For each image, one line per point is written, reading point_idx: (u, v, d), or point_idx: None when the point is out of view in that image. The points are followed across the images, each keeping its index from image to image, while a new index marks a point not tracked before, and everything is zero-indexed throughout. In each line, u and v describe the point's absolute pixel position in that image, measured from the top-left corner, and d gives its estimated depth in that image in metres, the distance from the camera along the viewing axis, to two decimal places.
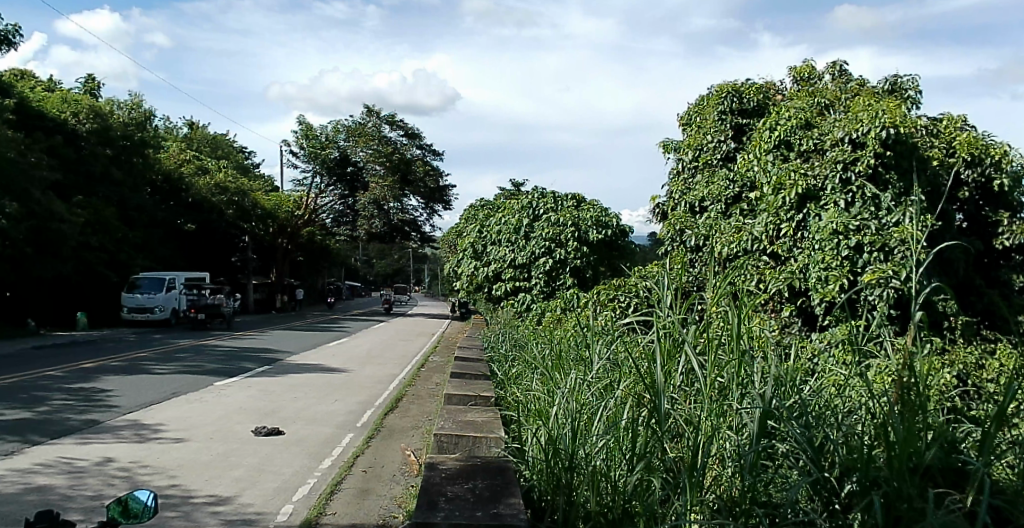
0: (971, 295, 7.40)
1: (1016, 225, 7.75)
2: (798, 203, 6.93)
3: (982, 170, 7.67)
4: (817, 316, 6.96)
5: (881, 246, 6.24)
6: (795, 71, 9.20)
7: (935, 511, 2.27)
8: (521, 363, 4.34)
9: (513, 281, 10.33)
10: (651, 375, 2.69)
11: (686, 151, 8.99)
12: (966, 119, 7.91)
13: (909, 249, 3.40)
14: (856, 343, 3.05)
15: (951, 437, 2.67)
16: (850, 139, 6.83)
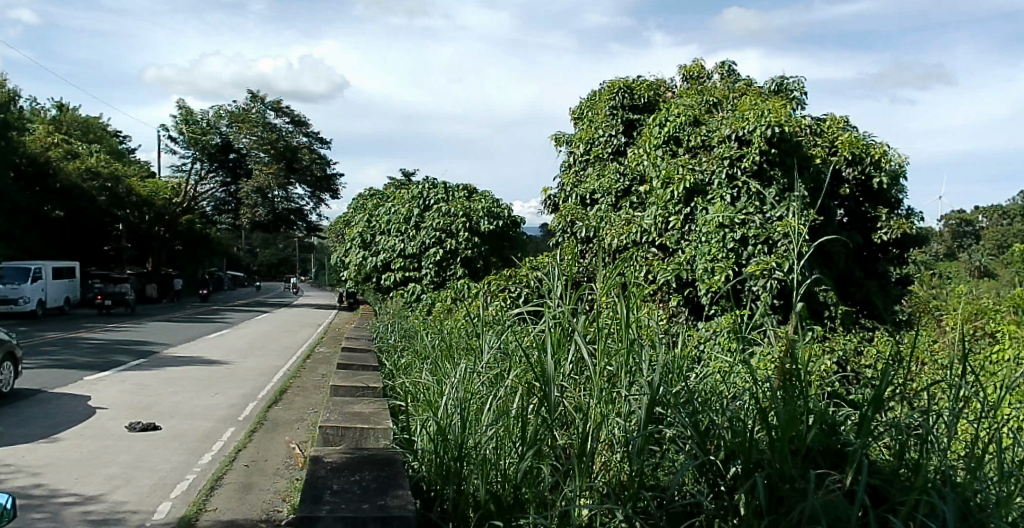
0: (851, 286, 7.77)
1: (893, 221, 8.12)
2: (686, 197, 7.12)
3: (863, 168, 8.06)
4: (703, 305, 7.17)
5: (765, 239, 6.56)
6: (686, 69, 9.44)
7: (815, 491, 2.37)
8: (410, 354, 4.32)
9: (402, 271, 10.34)
10: (540, 365, 2.71)
11: (578, 144, 9.13)
12: (847, 119, 8.30)
13: (792, 242, 3.52)
14: (741, 331, 3.15)
15: (831, 419, 2.78)
16: (736, 136, 7.11)
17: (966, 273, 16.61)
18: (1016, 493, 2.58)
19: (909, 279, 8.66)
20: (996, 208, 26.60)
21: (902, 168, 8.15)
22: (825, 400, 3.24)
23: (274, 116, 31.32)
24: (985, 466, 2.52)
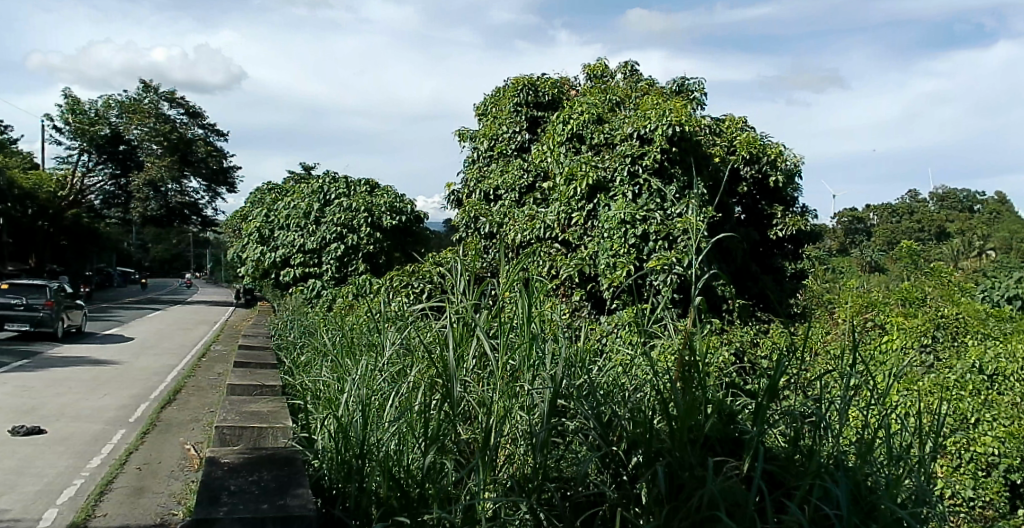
0: (748, 280, 8.07)
1: (788, 218, 8.51)
2: (588, 194, 7.27)
3: (760, 167, 8.34)
4: (605, 300, 7.31)
5: (665, 235, 6.72)
6: (590, 69, 9.60)
7: (713, 478, 2.44)
8: (310, 350, 4.25)
9: (302, 266, 10.23)
10: (443, 360, 2.72)
11: (482, 140, 9.14)
12: (745, 120, 8.59)
13: (690, 238, 3.62)
14: (641, 325, 3.22)
15: (728, 408, 2.87)
16: (639, 134, 7.26)
17: (853, 267, 17.48)
18: (903, 474, 2.72)
19: (803, 274, 9.09)
20: (883, 205, 28.06)
21: (797, 168, 8.50)
22: (724, 390, 3.34)
23: (167, 108, 30.56)
24: (873, 450, 2.66)
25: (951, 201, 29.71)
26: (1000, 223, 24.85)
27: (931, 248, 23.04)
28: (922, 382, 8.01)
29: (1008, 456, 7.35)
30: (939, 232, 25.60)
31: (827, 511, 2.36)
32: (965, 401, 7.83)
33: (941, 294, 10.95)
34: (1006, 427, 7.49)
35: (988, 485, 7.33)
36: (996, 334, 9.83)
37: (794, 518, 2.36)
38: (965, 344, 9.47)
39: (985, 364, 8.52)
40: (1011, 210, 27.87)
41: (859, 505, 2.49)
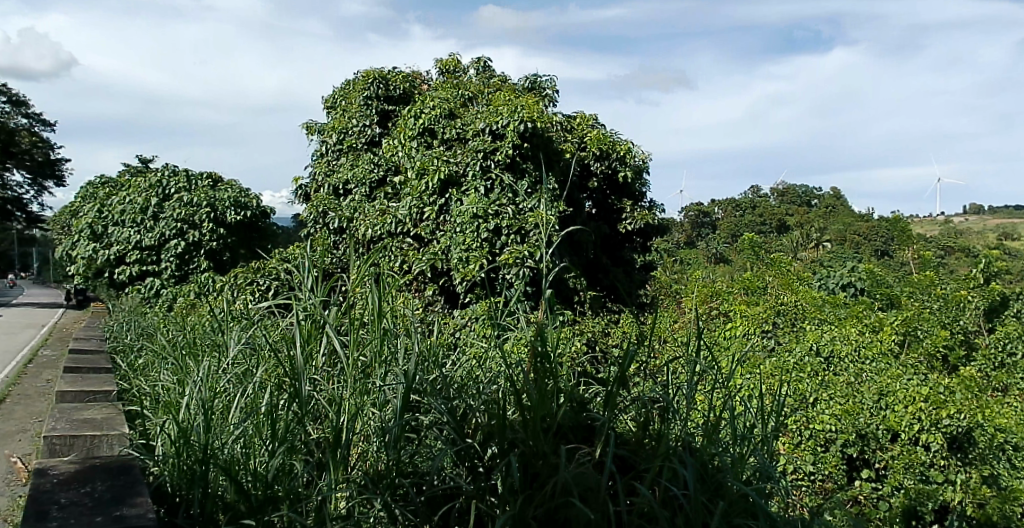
0: (599, 273, 8.37)
1: (637, 212, 8.89)
2: (440, 188, 7.32)
3: (609, 163, 8.64)
4: (458, 293, 7.39)
5: (517, 229, 6.88)
6: (442, 63, 9.62)
7: (566, 465, 2.50)
8: (147, 353, 4.05)
9: (139, 264, 9.78)
10: (291, 359, 2.67)
11: (330, 134, 8.93)
12: (595, 118, 8.85)
13: (540, 230, 3.67)
14: (494, 318, 3.27)
15: (580, 397, 2.93)
16: (491, 130, 7.38)
17: (700, 260, 18.37)
18: (747, 452, 2.88)
19: (652, 266, 9.51)
20: (728, 199, 29.59)
21: (645, 164, 8.87)
22: (576, 378, 3.43)
23: None
24: (717, 431, 2.81)
25: (790, 195, 31.71)
26: (833, 214, 26.78)
27: (771, 240, 24.54)
28: (765, 366, 8.58)
29: (843, 432, 7.96)
30: (779, 224, 27.29)
31: (676, 491, 2.48)
32: (804, 383, 8.47)
33: (780, 283, 11.72)
34: (841, 405, 8.14)
35: (827, 459, 7.84)
36: (830, 318, 10.62)
37: (644, 499, 2.46)
38: (803, 328, 10.23)
39: (821, 346, 9.32)
40: (843, 204, 30.09)
41: (706, 483, 2.63)
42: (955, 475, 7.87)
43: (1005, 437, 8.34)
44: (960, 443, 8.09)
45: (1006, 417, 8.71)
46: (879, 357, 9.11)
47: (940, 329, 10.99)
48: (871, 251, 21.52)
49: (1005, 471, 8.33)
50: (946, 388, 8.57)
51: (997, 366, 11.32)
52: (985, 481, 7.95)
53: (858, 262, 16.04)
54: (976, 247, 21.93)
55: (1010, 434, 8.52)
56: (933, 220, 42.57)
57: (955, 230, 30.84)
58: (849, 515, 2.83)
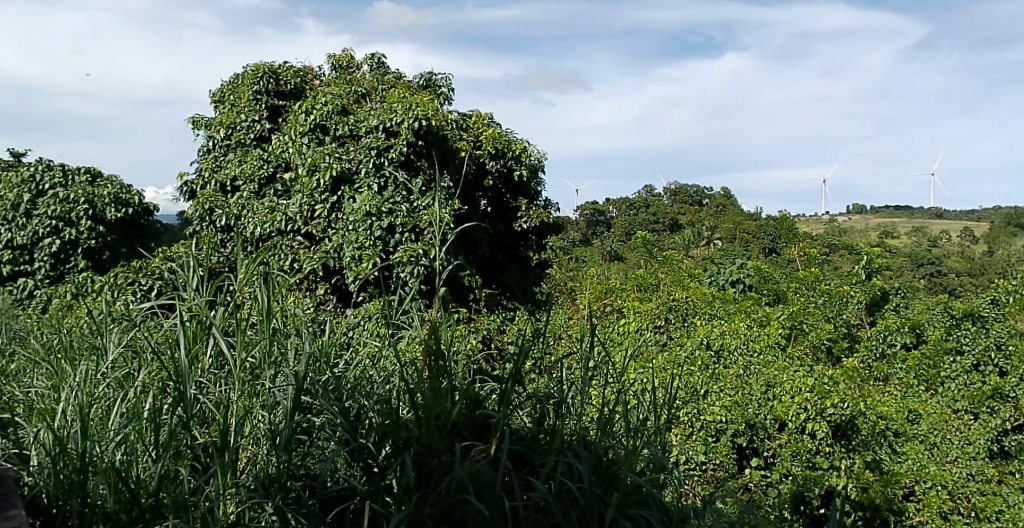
0: (494, 271, 8.45)
1: (532, 211, 9.01)
2: (332, 185, 7.22)
3: (505, 161, 8.77)
4: (350, 293, 7.29)
5: (411, 227, 6.88)
6: (335, 59, 9.49)
7: (461, 462, 2.52)
8: (18, 357, 3.85)
9: (10, 264, 9.15)
10: (175, 362, 2.60)
11: (218, 129, 8.66)
12: (491, 117, 8.96)
13: (433, 228, 3.67)
14: (388, 316, 3.26)
15: (475, 394, 2.94)
16: (385, 127, 7.41)
17: (594, 259, 18.75)
18: (641, 444, 2.96)
19: (546, 263, 9.66)
20: (623, 198, 30.27)
21: (540, 163, 9.02)
22: (471, 374, 3.44)
23: None
24: (611, 425, 2.88)
25: (682, 195, 32.67)
26: (723, 213, 27.78)
27: (664, 239, 25.27)
28: (658, 360, 8.95)
29: (733, 422, 8.32)
30: (672, 223, 28.11)
31: (571, 484, 2.54)
32: (695, 375, 8.83)
33: (672, 280, 12.11)
34: (730, 397, 8.49)
35: (717, 449, 8.15)
36: (720, 313, 11.05)
37: (541, 494, 2.51)
38: (694, 323, 10.66)
39: (711, 341, 9.72)
40: (732, 203, 31.25)
41: (602, 476, 2.70)
42: (840, 461, 8.27)
43: (886, 424, 8.89)
44: (845, 430, 8.59)
45: (885, 404, 9.21)
46: (766, 349, 9.60)
47: (824, 323, 11.68)
48: (759, 248, 22.44)
49: (886, 456, 8.80)
50: (829, 378, 9.12)
51: (877, 357, 11.97)
52: (867, 465, 8.41)
53: (746, 259, 16.71)
54: (856, 245, 23.20)
55: (890, 420, 9.00)
56: (816, 219, 44.78)
57: (837, 228, 32.46)
58: (736, 502, 2.97)
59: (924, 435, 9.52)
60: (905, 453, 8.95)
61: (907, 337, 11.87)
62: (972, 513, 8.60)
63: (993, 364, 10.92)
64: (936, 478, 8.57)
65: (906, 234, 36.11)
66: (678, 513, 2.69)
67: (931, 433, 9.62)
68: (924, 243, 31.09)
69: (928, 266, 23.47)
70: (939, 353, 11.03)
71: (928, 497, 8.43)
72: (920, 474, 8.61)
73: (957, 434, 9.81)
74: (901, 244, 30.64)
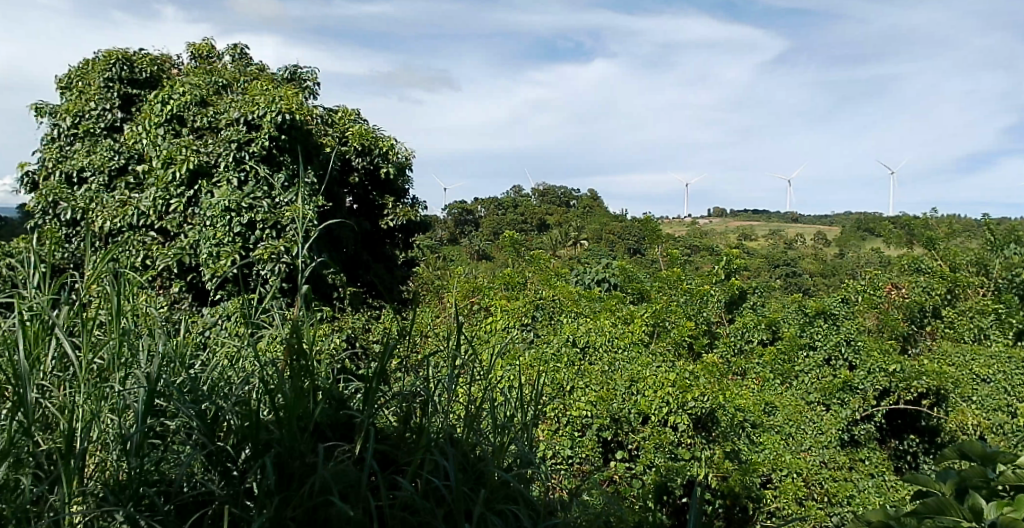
0: (359, 269, 8.38)
1: (398, 208, 8.99)
2: (189, 179, 6.94)
3: (372, 159, 8.78)
4: (207, 291, 7.00)
5: (273, 224, 6.75)
6: (194, 48, 9.10)
7: (324, 462, 2.51)
8: None
9: None
10: (14, 364, 2.46)
11: (63, 117, 8.12)
12: (358, 113, 8.93)
13: (296, 225, 3.61)
14: (248, 316, 3.18)
15: (338, 395, 2.91)
16: (246, 120, 7.22)
17: (464, 258, 18.87)
18: (508, 441, 3.04)
19: (413, 261, 9.65)
20: (492, 198, 30.61)
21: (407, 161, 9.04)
22: (334, 373, 3.40)
23: None
24: (477, 422, 2.94)
25: (550, 195, 33.33)
26: (589, 214, 28.58)
27: (533, 239, 25.74)
28: (526, 358, 9.12)
29: (599, 416, 8.63)
30: (540, 224, 28.60)
31: (438, 482, 2.58)
32: (562, 372, 9.07)
33: (538, 279, 12.39)
34: (596, 392, 8.81)
35: (583, 443, 8.41)
36: (585, 311, 11.42)
37: (408, 493, 2.53)
38: (561, 321, 10.96)
39: (577, 338, 10.05)
40: (599, 205, 32.18)
41: (469, 474, 2.75)
42: (701, 452, 8.70)
43: (744, 415, 9.44)
44: (705, 422, 9.09)
45: (744, 398, 9.76)
46: (630, 346, 9.98)
47: (685, 320, 12.29)
48: (624, 249, 23.24)
49: (744, 446, 9.34)
50: (691, 374, 9.61)
51: (736, 352, 12.66)
52: (727, 455, 8.94)
53: (613, 260, 17.26)
54: (715, 247, 24.42)
55: (747, 412, 9.51)
56: (679, 221, 46.89)
57: (697, 229, 34.04)
58: (601, 493, 3.11)
59: (779, 426, 9.99)
60: (763, 443, 9.46)
61: (763, 333, 12.66)
62: (825, 499, 9.09)
63: (843, 358, 11.77)
64: (791, 467, 9.08)
65: (763, 237, 38.28)
66: (544, 507, 2.78)
67: (786, 424, 10.07)
68: (780, 245, 33.09)
69: (783, 267, 25.02)
70: (794, 349, 11.89)
71: (785, 485, 8.93)
72: (777, 463, 9.12)
73: (811, 425, 10.22)
74: (759, 247, 32.48)
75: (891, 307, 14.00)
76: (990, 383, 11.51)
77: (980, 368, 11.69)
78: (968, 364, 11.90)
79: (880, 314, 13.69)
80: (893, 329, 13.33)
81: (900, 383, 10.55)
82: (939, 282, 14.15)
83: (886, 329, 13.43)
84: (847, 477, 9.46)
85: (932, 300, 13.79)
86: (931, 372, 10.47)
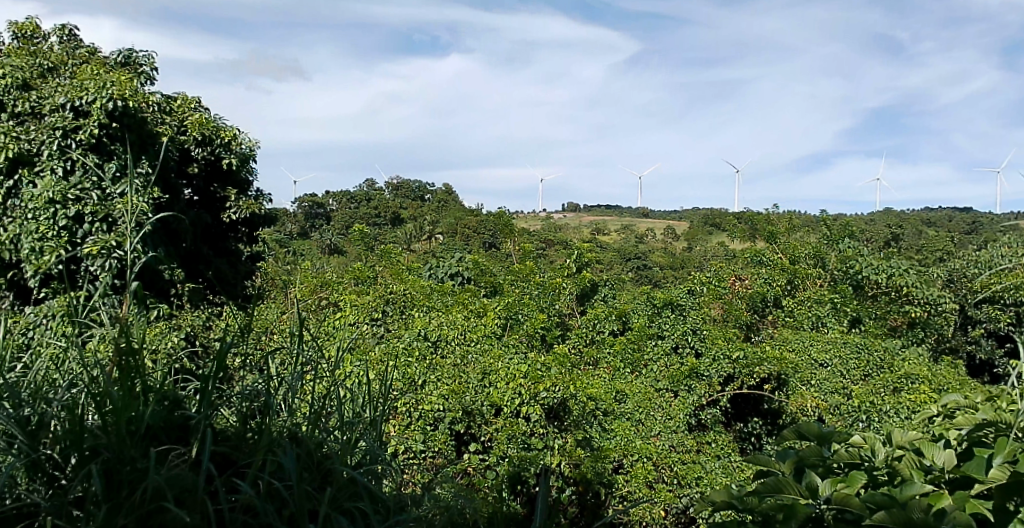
0: (200, 264, 8.09)
1: (242, 201, 8.78)
2: (9, 168, 6.43)
3: (212, 149, 8.52)
4: (31, 290, 6.49)
5: (103, 217, 6.41)
6: (16, 27, 8.43)
7: (158, 468, 2.44)
8: None
9: None
10: None
11: None
12: (198, 101, 8.63)
13: (128, 221, 3.48)
14: (75, 314, 3.03)
15: (173, 396, 2.82)
16: (72, 106, 6.81)
17: (317, 253, 18.54)
18: (357, 438, 3.07)
19: (258, 256, 9.38)
20: (344, 192, 30.20)
21: (249, 152, 8.91)
22: (172, 372, 3.29)
23: None
24: (321, 419, 2.94)
25: (404, 189, 33.25)
26: (444, 209, 28.70)
27: (387, 233, 25.54)
28: (376, 353, 9.10)
29: (450, 410, 8.72)
30: (393, 217, 28.39)
31: (279, 484, 2.58)
32: (413, 367, 9.25)
33: (389, 273, 12.37)
34: (448, 386, 8.96)
35: (435, 437, 8.47)
36: (437, 305, 11.49)
37: (248, 495, 2.51)
38: (411, 315, 10.96)
39: (428, 332, 10.18)
40: (453, 199, 32.38)
41: (315, 474, 2.76)
42: (552, 441, 8.87)
43: (595, 404, 9.74)
44: (557, 412, 9.41)
45: (594, 387, 10.05)
46: (481, 339, 10.18)
47: (536, 313, 12.62)
48: (480, 243, 23.45)
49: (596, 434, 9.63)
50: (541, 365, 9.88)
51: (587, 343, 13.12)
52: (579, 443, 9.23)
53: (467, 254, 17.42)
54: (568, 241, 25.06)
55: (598, 401, 9.80)
56: (535, 216, 47.93)
57: (551, 225, 34.84)
58: (453, 486, 3.19)
59: (629, 413, 10.31)
60: (614, 430, 9.76)
61: (614, 325, 13.27)
62: (675, 481, 9.38)
63: (690, 346, 12.16)
64: (641, 451, 9.34)
65: (617, 232, 39.49)
66: (393, 502, 2.83)
67: (637, 410, 10.49)
68: (631, 240, 34.24)
69: (634, 260, 26.16)
70: (643, 338, 12.40)
71: (635, 469, 9.16)
72: (627, 449, 9.31)
73: (660, 411, 10.61)
74: (613, 242, 33.53)
75: (734, 298, 14.82)
76: (828, 367, 12.03)
77: (817, 354, 12.20)
78: (807, 351, 12.32)
79: (723, 305, 14.53)
80: (736, 318, 14.09)
81: (743, 369, 11.17)
82: (779, 274, 15.10)
83: (730, 318, 14.15)
84: (695, 459, 9.84)
85: (773, 290, 14.70)
86: (772, 359, 11.21)
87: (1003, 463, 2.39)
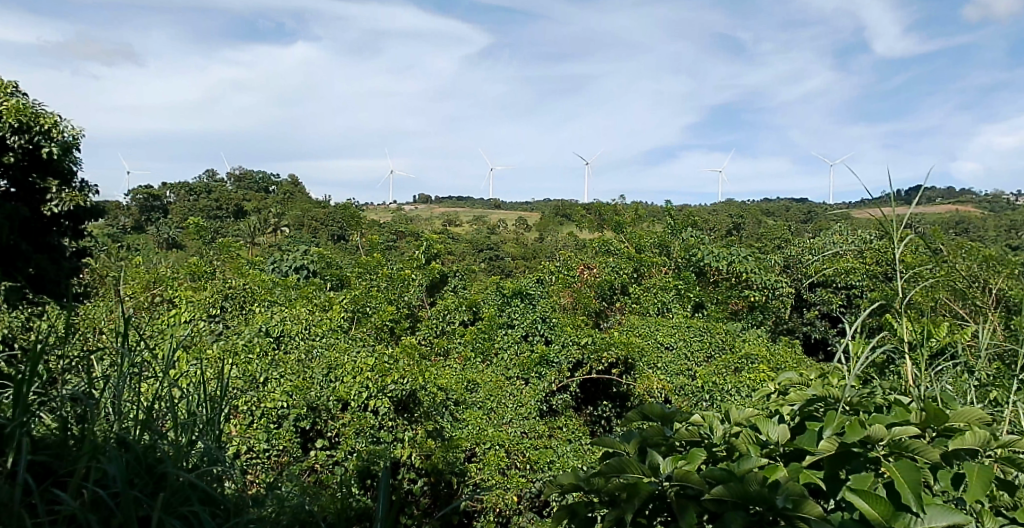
0: (17, 261, 7.55)
1: (64, 193, 8.26)
2: None
3: (30, 137, 7.95)
4: None
5: None
6: None
7: None
8: None
9: None
10: None
11: None
12: (13, 85, 8.01)
13: None
14: None
15: None
16: None
17: (150, 247, 17.63)
18: (194, 439, 3.00)
19: (84, 252, 8.84)
20: (182, 184, 28.79)
21: (72, 141, 8.37)
22: None
23: None
24: (152, 422, 2.87)
25: (247, 180, 32.06)
26: (290, 201, 27.92)
27: (229, 225, 24.54)
28: (214, 353, 8.77)
29: (294, 406, 8.55)
30: (236, 209, 27.30)
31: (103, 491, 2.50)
32: (254, 365, 8.88)
33: (228, 269, 11.96)
34: (291, 382, 8.77)
35: (280, 435, 8.30)
36: (280, 300, 11.21)
37: (69, 505, 2.43)
38: (252, 311, 10.61)
39: (270, 328, 9.91)
40: (299, 190, 31.54)
41: (147, 480, 2.69)
42: (402, 433, 8.97)
43: (445, 395, 9.90)
44: (407, 404, 9.43)
45: (444, 378, 10.21)
46: (326, 333, 10.05)
47: (385, 305, 12.57)
48: (328, 235, 22.97)
49: (447, 424, 9.80)
50: (389, 357, 9.87)
51: (438, 334, 13.24)
52: (430, 434, 9.30)
53: (314, 247, 17.06)
54: (419, 232, 25.01)
55: (449, 391, 10.03)
56: (386, 207, 47.51)
57: (401, 215, 34.64)
58: (298, 484, 3.18)
59: (482, 402, 10.42)
60: (465, 419, 10.02)
61: (464, 315, 13.40)
62: (527, 466, 9.51)
63: (539, 334, 12.46)
64: (493, 439, 9.52)
65: (469, 222, 39.76)
66: (231, 505, 2.80)
67: (488, 399, 10.53)
68: (483, 231, 34.57)
69: (486, 252, 26.52)
70: (493, 328, 12.57)
71: (488, 457, 9.33)
72: (479, 437, 9.51)
73: (511, 398, 10.58)
74: (465, 233, 33.70)
75: (582, 286, 15.37)
76: (673, 349, 12.35)
77: (663, 337, 12.52)
78: (653, 334, 12.69)
79: (573, 293, 15.04)
80: (585, 305, 14.70)
81: (591, 354, 11.70)
82: (626, 262, 15.73)
83: (579, 305, 14.75)
84: (547, 444, 9.99)
85: (619, 278, 15.28)
86: (619, 343, 11.70)
87: (833, 434, 2.56)
